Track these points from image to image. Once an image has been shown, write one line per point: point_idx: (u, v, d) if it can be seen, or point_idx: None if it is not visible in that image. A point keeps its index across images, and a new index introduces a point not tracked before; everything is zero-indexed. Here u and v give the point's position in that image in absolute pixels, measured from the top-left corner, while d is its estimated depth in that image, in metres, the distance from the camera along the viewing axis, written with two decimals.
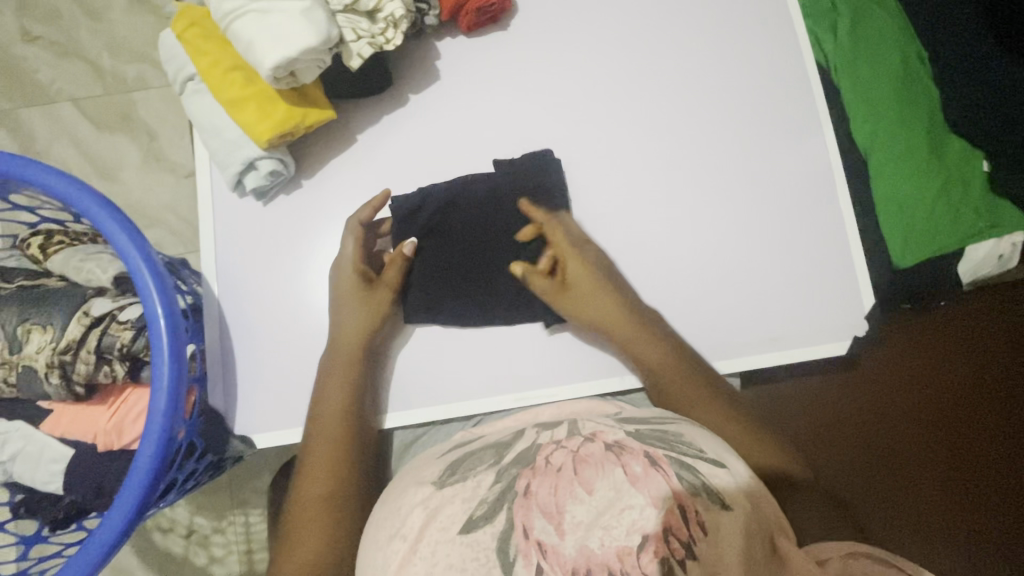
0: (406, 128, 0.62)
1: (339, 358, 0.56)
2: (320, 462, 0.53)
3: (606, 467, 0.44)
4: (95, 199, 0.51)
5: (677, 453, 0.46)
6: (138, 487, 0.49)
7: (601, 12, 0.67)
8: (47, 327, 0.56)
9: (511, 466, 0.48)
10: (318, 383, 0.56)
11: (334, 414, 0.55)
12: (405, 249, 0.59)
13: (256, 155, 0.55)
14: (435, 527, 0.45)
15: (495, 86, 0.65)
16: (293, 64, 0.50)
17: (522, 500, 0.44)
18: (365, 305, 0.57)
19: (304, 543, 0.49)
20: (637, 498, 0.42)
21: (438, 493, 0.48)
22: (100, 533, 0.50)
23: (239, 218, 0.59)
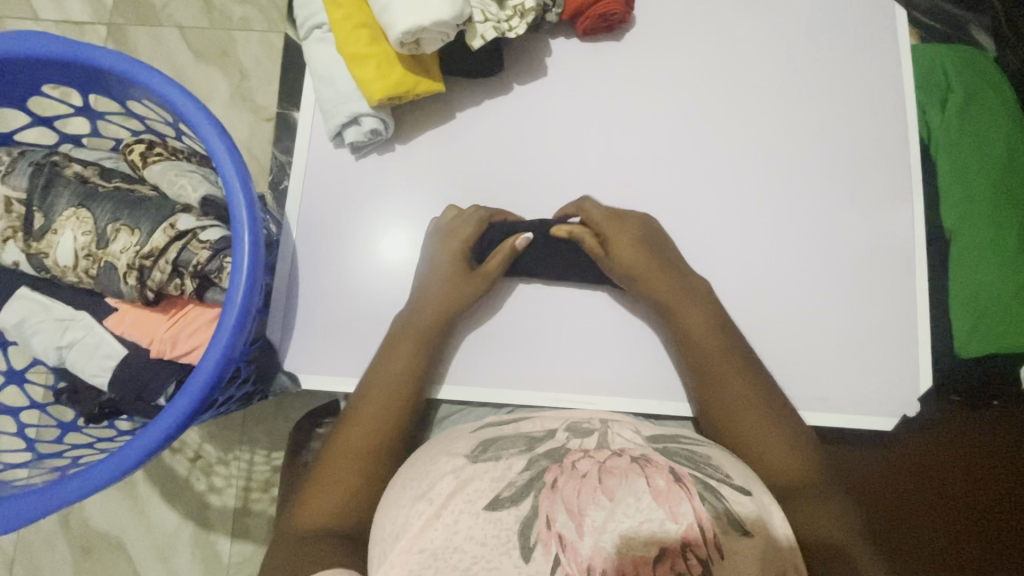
0: (503, 115, 0.64)
1: (413, 316, 0.58)
2: (365, 405, 0.55)
3: (629, 477, 0.45)
4: (209, 120, 0.53)
5: (702, 475, 0.46)
6: (193, 395, 0.51)
7: (715, 41, 0.67)
8: (135, 230, 0.58)
9: (543, 457, 0.49)
10: (388, 337, 0.58)
11: (399, 364, 0.56)
12: (518, 242, 0.59)
13: (363, 111, 0.57)
14: (461, 498, 0.46)
15: (598, 92, 0.65)
16: (420, 31, 0.52)
17: (548, 492, 0.45)
18: (463, 282, 0.59)
19: (336, 485, 0.51)
20: (656, 511, 0.43)
21: (470, 467, 0.49)
22: (146, 433, 0.51)
23: (330, 167, 0.61)
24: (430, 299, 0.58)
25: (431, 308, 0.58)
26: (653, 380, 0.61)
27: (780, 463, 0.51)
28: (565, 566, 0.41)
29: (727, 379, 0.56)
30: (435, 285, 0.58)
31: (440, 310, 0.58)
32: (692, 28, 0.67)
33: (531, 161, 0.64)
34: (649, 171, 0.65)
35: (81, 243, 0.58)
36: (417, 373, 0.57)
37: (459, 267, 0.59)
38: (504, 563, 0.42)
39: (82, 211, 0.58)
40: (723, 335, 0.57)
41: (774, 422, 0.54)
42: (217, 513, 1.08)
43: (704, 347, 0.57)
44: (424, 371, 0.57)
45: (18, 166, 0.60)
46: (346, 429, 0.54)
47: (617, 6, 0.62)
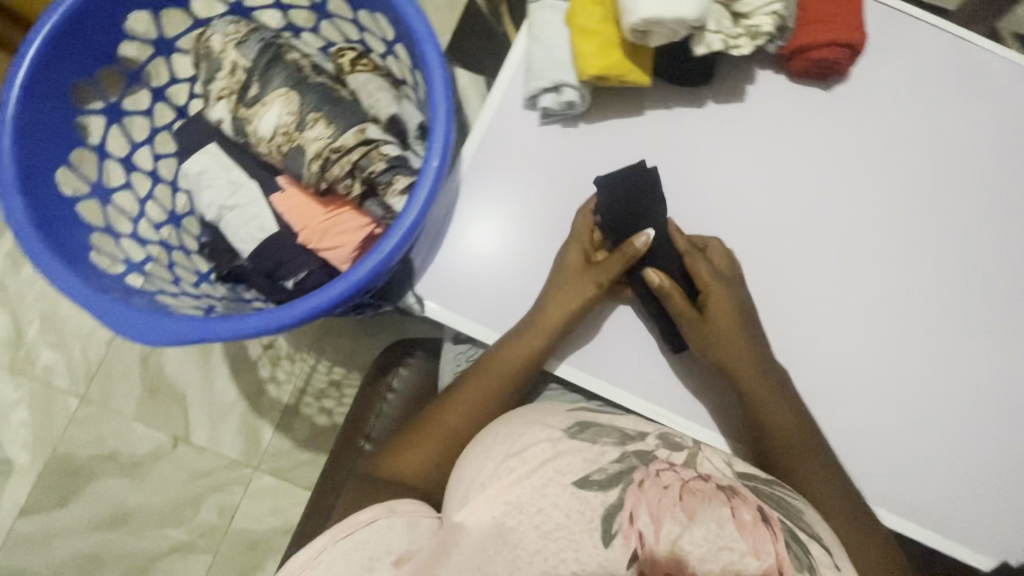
0: (689, 127, 0.64)
1: (528, 331, 0.59)
2: (457, 400, 0.59)
3: (713, 504, 0.45)
4: (436, 48, 0.56)
5: (791, 524, 0.47)
6: (344, 289, 0.54)
7: (925, 121, 0.65)
8: (330, 125, 0.63)
9: (634, 455, 0.49)
10: (500, 342, 0.60)
11: (499, 373, 0.59)
12: (637, 241, 0.58)
13: (568, 82, 0.59)
14: (557, 467, 0.47)
15: (789, 135, 0.64)
16: (655, 24, 0.53)
17: (637, 490, 0.46)
18: (578, 289, 0.58)
19: (410, 457, 0.56)
20: (740, 543, 0.44)
21: (567, 441, 0.50)
22: (289, 310, 0.54)
23: (515, 124, 0.64)
24: (542, 315, 0.58)
25: (534, 321, 0.59)
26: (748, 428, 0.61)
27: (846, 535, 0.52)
28: (639, 560, 0.44)
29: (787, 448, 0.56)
30: (545, 301, 0.59)
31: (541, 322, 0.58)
32: (906, 101, 0.65)
33: (701, 179, 0.64)
34: (814, 226, 0.63)
35: (283, 121, 0.63)
36: (517, 378, 0.59)
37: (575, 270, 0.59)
38: (584, 540, 0.45)
39: (292, 94, 0.64)
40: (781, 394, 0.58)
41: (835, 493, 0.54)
42: (269, 402, 1.15)
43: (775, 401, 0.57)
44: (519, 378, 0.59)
45: (250, 39, 0.66)
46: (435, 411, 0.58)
47: (842, 56, 0.61)
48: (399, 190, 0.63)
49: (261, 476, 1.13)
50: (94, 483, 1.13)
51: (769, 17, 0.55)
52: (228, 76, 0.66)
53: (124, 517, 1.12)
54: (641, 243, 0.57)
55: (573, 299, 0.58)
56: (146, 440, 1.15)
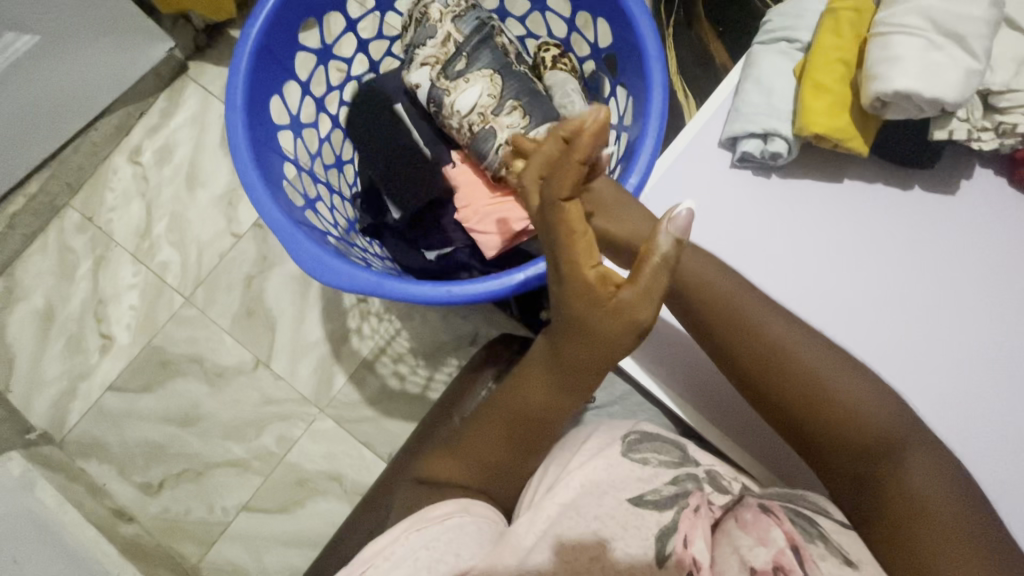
0: (885, 205, 0.60)
1: (559, 363, 0.47)
2: (479, 425, 0.53)
3: (728, 519, 0.49)
4: (661, 71, 0.57)
5: (794, 504, 0.49)
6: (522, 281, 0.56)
7: None
8: (526, 117, 0.64)
9: (687, 479, 0.53)
10: (529, 363, 0.50)
11: (529, 403, 0.50)
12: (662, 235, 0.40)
13: (781, 132, 0.57)
14: (607, 473, 0.53)
15: (1000, 242, 0.59)
16: (902, 98, 0.50)
17: (686, 513, 0.50)
18: (605, 311, 0.42)
19: (448, 468, 0.53)
20: (746, 538, 0.46)
21: (622, 454, 0.54)
22: (467, 288, 0.56)
23: (706, 158, 0.62)
24: (565, 351, 0.46)
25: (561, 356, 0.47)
26: None
27: None
28: None
29: (872, 482, 0.46)
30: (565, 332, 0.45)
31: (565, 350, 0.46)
32: None
33: (889, 264, 0.59)
34: (998, 344, 0.58)
35: (482, 102, 0.65)
36: (550, 412, 0.50)
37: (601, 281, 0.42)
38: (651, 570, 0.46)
39: (496, 77, 0.65)
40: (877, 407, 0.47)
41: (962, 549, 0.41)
42: (349, 352, 1.19)
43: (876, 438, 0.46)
44: (538, 404, 0.50)
45: (467, 15, 0.67)
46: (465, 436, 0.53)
47: None
48: None
49: (324, 419, 1.17)
50: (176, 380, 1.20)
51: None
52: (439, 45, 0.67)
53: (195, 419, 1.19)
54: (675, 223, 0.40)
55: (597, 332, 0.42)
56: (230, 354, 1.21)
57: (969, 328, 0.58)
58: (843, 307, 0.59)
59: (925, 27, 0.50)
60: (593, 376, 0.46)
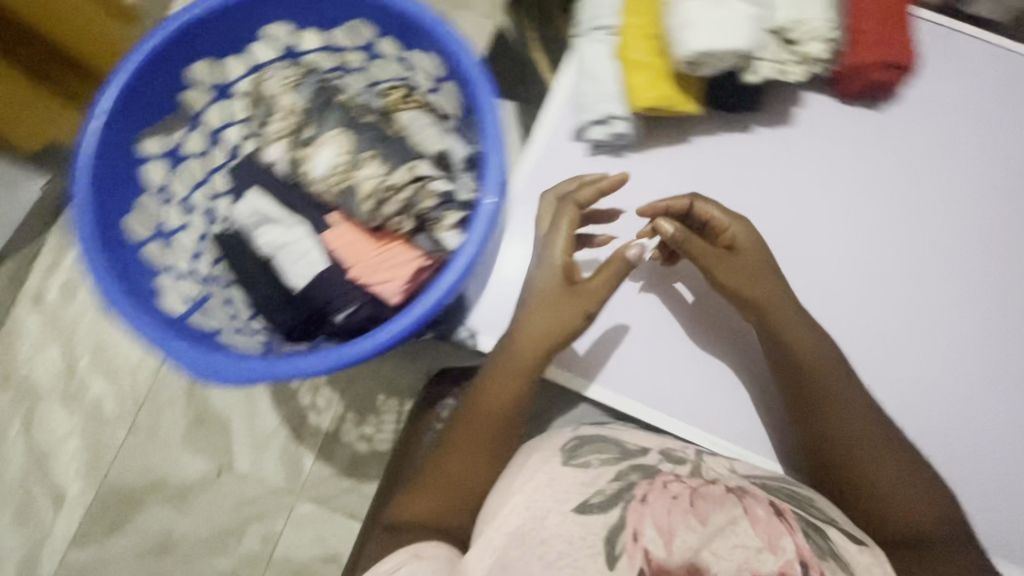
0: (735, 153, 0.64)
1: (522, 350, 0.57)
2: (454, 434, 0.58)
3: (724, 506, 0.50)
4: (488, 90, 0.59)
5: (804, 513, 0.51)
6: (409, 322, 0.55)
7: (982, 143, 0.64)
8: (383, 164, 0.64)
9: (633, 471, 0.54)
10: (494, 363, 0.59)
11: (499, 397, 0.58)
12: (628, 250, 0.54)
13: (618, 114, 0.60)
14: (554, 491, 0.52)
15: (844, 158, 0.64)
16: (709, 57, 0.54)
17: (634, 505, 0.51)
18: (566, 305, 0.56)
19: (423, 499, 0.55)
20: (754, 539, 0.47)
21: (564, 463, 0.54)
22: (358, 347, 0.55)
23: (561, 156, 0.64)
24: (525, 334, 0.57)
25: (528, 348, 0.57)
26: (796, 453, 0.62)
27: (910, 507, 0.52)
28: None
29: (808, 393, 0.56)
30: (528, 323, 0.57)
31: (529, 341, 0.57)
32: (962, 123, 0.64)
33: (753, 206, 0.63)
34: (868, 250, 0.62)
35: (337, 161, 0.65)
36: (518, 404, 0.58)
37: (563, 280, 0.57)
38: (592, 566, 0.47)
39: (346, 133, 0.66)
40: (802, 332, 0.57)
41: (865, 438, 0.54)
42: (310, 429, 1.16)
43: (807, 352, 0.56)
44: (511, 399, 0.58)
45: (308, 81, 0.69)
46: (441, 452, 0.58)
47: (895, 79, 0.61)
48: (449, 224, 0.66)
49: (304, 503, 1.14)
50: (142, 512, 1.15)
51: (818, 45, 0.56)
52: (286, 117, 0.68)
53: (172, 546, 1.14)
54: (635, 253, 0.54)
55: (560, 314, 0.56)
56: (190, 468, 1.16)
57: (839, 244, 0.62)
58: None
59: None
60: (546, 356, 0.57)
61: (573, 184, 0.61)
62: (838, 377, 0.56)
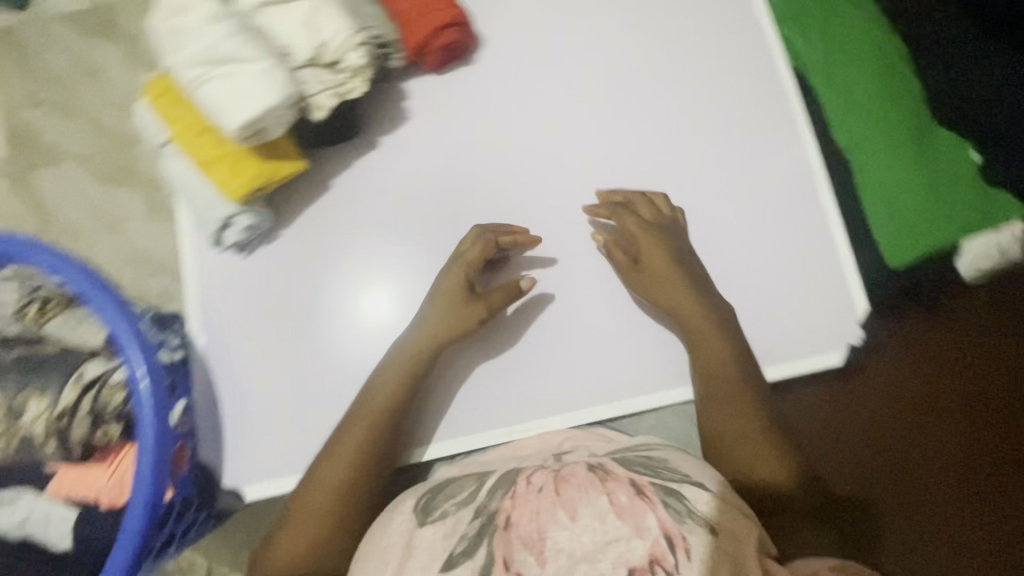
0: (377, 171, 0.63)
1: (399, 360, 0.58)
2: (338, 452, 0.55)
3: (590, 494, 0.49)
4: (88, 277, 0.56)
5: (661, 481, 0.53)
6: (129, 542, 0.53)
7: (568, 37, 0.67)
8: (44, 394, 0.58)
9: (490, 502, 0.52)
10: (366, 383, 0.58)
11: (378, 411, 0.56)
12: (524, 283, 0.61)
13: (231, 212, 0.57)
14: (414, 564, 0.49)
15: (467, 119, 0.65)
16: (260, 122, 0.51)
17: (501, 535, 0.49)
18: (456, 316, 0.58)
19: (299, 537, 0.53)
20: (622, 528, 0.47)
21: (419, 530, 0.53)
22: None
23: (221, 273, 0.61)
24: (421, 340, 0.58)
25: (424, 360, 0.58)
26: (596, 387, 0.62)
27: (749, 455, 0.56)
28: None
29: (659, 291, 0.60)
30: (425, 335, 0.58)
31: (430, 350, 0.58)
32: (544, 31, 0.67)
33: (422, 206, 0.63)
34: (535, 182, 0.65)
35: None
36: (393, 420, 0.57)
37: (460, 296, 0.59)
38: None
39: None
40: (669, 284, 0.60)
41: (740, 405, 0.57)
42: None
43: (660, 284, 0.60)
44: (401, 416, 0.58)
45: None
46: (310, 482, 0.55)
47: (460, 33, 0.62)
48: None
49: None
50: None
51: (358, 51, 0.54)
52: None
53: None
54: (525, 283, 0.61)
55: (457, 322, 0.58)
56: None
57: (511, 192, 0.64)
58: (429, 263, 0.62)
59: (211, 66, 0.50)
60: (433, 356, 0.58)
61: (442, 248, 0.63)
62: (707, 319, 0.59)
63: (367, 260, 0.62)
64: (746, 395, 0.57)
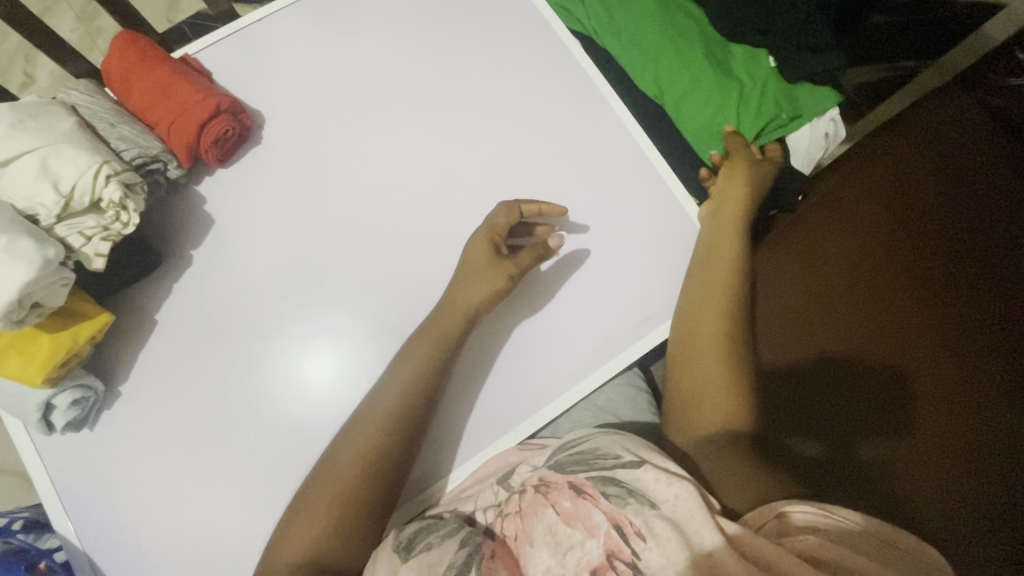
0: (202, 285, 0.59)
1: (422, 338, 0.56)
2: (336, 481, 0.51)
3: (541, 513, 0.50)
4: None
5: (596, 471, 0.51)
6: None
7: (349, 82, 0.65)
8: None
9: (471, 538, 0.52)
10: (375, 386, 0.56)
11: (388, 408, 0.54)
12: (553, 241, 0.59)
13: (46, 395, 0.51)
14: None
15: (274, 198, 0.61)
16: (29, 297, 0.46)
17: (486, 565, 0.48)
18: (451, 317, 0.56)
19: (302, 530, 0.49)
20: (578, 534, 0.48)
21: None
22: None
23: (71, 455, 0.56)
24: (443, 313, 0.56)
25: (432, 383, 0.55)
26: (500, 414, 0.59)
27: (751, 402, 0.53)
28: None
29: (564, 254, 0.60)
30: (425, 354, 0.55)
31: (438, 366, 0.55)
32: (323, 84, 0.65)
33: (261, 302, 0.59)
34: (367, 233, 0.61)
35: None
36: (415, 415, 0.54)
37: (492, 261, 0.57)
38: None
39: None
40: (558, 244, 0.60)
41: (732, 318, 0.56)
42: None
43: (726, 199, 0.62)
44: (416, 426, 0.54)
45: None
46: (322, 471, 0.52)
47: (232, 119, 0.58)
48: None
49: None
50: None
51: (112, 184, 0.50)
52: None
53: None
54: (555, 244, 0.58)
55: (468, 292, 0.56)
56: None
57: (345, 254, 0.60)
58: (288, 358, 0.58)
59: None
60: (453, 339, 0.56)
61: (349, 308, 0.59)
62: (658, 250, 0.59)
63: (316, 317, 0.59)
64: (738, 297, 0.56)
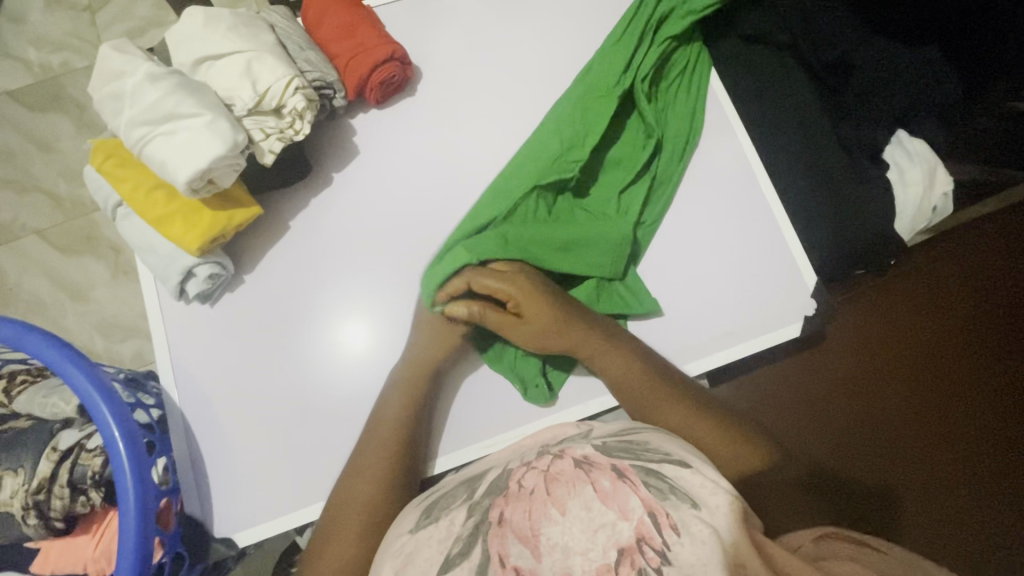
0: (334, 202, 0.65)
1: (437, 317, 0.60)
2: (377, 439, 0.57)
3: (577, 485, 0.45)
4: (42, 338, 0.54)
5: (642, 462, 0.46)
6: None
7: (504, 58, 0.71)
8: (19, 469, 0.57)
9: (484, 499, 0.49)
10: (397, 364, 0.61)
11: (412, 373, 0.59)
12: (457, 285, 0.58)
13: (192, 262, 0.57)
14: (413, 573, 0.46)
15: (414, 145, 0.68)
16: (208, 172, 0.52)
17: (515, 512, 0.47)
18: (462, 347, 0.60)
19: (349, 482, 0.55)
20: (609, 514, 0.42)
21: (413, 537, 0.49)
22: None
23: (191, 322, 0.62)
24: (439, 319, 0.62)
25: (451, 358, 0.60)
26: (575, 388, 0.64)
27: (717, 444, 0.53)
28: None
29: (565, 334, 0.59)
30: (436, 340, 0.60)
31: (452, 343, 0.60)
32: (480, 56, 0.71)
33: (386, 230, 0.65)
34: None
35: None
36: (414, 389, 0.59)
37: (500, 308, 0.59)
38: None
39: None
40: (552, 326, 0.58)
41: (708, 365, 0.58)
42: None
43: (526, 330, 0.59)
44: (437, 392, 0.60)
45: None
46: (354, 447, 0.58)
47: (397, 67, 0.65)
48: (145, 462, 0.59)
49: None
50: None
51: (297, 95, 0.56)
52: None
53: None
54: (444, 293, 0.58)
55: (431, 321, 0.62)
56: None
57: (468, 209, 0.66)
58: (399, 289, 0.64)
59: (151, 126, 0.51)
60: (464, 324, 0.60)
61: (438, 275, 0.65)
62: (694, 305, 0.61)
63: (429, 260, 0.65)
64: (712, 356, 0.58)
